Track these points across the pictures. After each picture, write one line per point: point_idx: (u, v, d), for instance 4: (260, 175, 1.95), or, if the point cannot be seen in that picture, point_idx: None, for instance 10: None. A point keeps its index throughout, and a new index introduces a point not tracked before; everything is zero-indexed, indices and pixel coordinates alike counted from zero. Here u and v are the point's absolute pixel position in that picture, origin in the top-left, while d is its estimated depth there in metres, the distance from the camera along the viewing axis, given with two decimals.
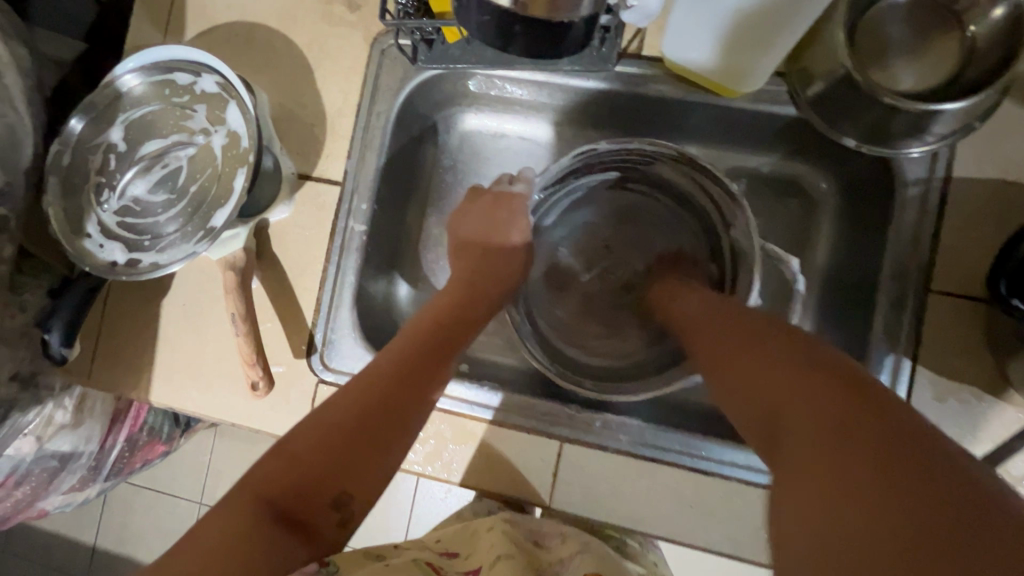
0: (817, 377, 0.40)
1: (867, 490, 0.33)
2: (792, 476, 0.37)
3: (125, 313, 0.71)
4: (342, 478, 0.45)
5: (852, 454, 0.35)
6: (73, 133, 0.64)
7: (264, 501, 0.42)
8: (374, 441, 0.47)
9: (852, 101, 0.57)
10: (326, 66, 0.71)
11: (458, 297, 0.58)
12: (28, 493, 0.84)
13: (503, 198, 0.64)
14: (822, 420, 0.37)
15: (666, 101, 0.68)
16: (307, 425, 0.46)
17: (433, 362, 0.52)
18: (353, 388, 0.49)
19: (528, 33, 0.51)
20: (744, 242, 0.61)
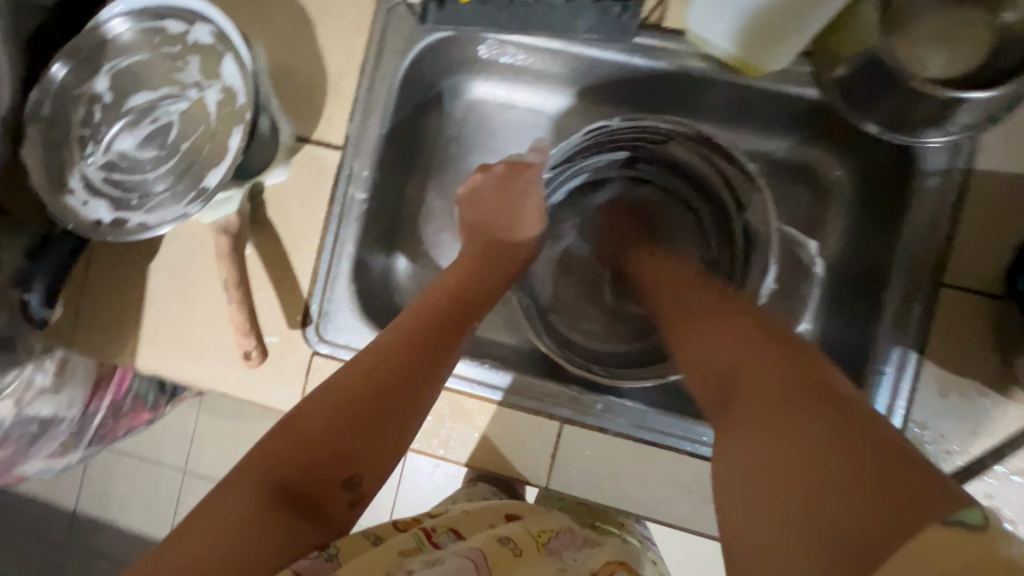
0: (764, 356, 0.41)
1: (811, 453, 0.34)
2: (742, 449, 0.38)
3: (110, 276, 0.68)
4: (355, 455, 0.45)
5: (799, 421, 0.36)
6: (55, 79, 0.60)
7: (277, 480, 0.42)
8: (384, 417, 0.46)
9: (877, 83, 0.56)
10: (329, 21, 0.67)
11: (473, 270, 0.56)
12: (7, 458, 0.81)
13: (521, 166, 0.60)
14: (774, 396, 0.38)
15: (684, 76, 0.65)
16: (312, 399, 0.45)
17: (443, 339, 0.50)
18: (359, 367, 0.47)
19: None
20: (760, 228, 0.59)
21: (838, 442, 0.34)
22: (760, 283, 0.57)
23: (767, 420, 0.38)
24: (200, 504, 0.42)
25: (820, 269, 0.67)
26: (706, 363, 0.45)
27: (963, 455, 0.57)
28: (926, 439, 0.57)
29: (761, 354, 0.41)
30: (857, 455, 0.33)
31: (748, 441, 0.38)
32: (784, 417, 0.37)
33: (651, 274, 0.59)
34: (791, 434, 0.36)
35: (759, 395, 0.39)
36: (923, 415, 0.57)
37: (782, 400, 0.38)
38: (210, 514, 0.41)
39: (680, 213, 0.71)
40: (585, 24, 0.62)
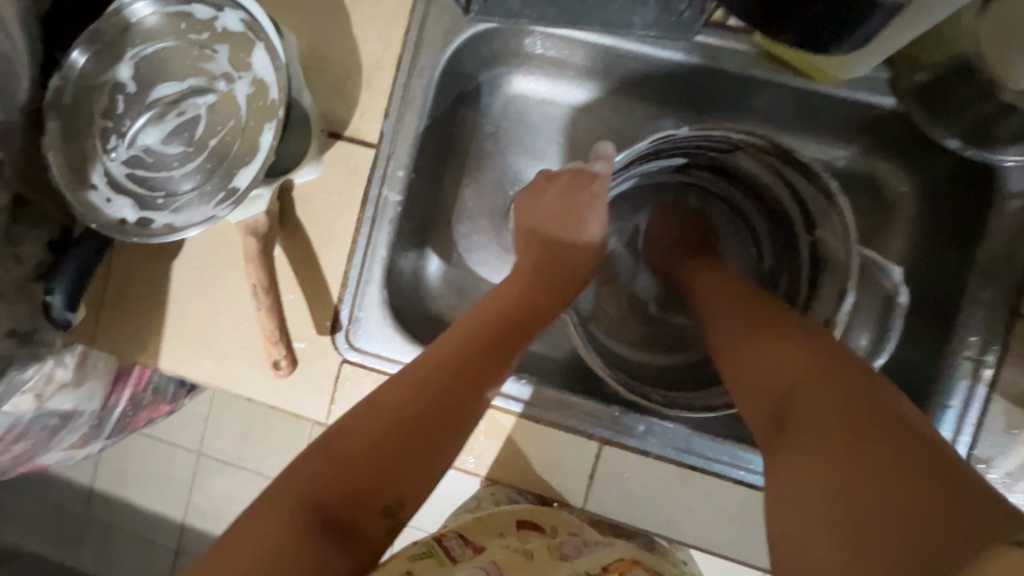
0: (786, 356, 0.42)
1: (868, 475, 0.33)
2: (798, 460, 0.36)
3: (131, 273, 0.65)
4: (392, 478, 0.40)
5: (857, 441, 0.34)
6: (75, 68, 0.56)
7: (318, 505, 0.38)
8: (429, 438, 0.41)
9: (966, 93, 0.52)
10: (365, 8, 0.63)
11: (521, 290, 0.52)
12: (28, 449, 0.80)
13: (583, 178, 0.55)
14: (826, 403, 0.37)
15: (745, 78, 0.61)
16: (352, 422, 0.41)
17: (493, 356, 0.46)
18: (405, 384, 0.42)
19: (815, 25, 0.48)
20: (832, 247, 0.55)
21: (899, 467, 0.32)
22: (832, 308, 0.53)
23: (822, 427, 0.36)
24: (237, 522, 0.38)
25: (906, 300, 0.54)
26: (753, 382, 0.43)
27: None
28: (991, 478, 0.54)
29: (817, 371, 0.39)
30: (908, 457, 0.32)
31: (799, 459, 0.36)
32: (831, 422, 0.36)
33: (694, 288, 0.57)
34: (853, 458, 0.34)
35: (811, 413, 0.37)
36: (990, 453, 0.54)
37: (838, 408, 0.36)
38: (252, 534, 0.37)
39: (733, 224, 0.67)
40: (643, 20, 0.58)
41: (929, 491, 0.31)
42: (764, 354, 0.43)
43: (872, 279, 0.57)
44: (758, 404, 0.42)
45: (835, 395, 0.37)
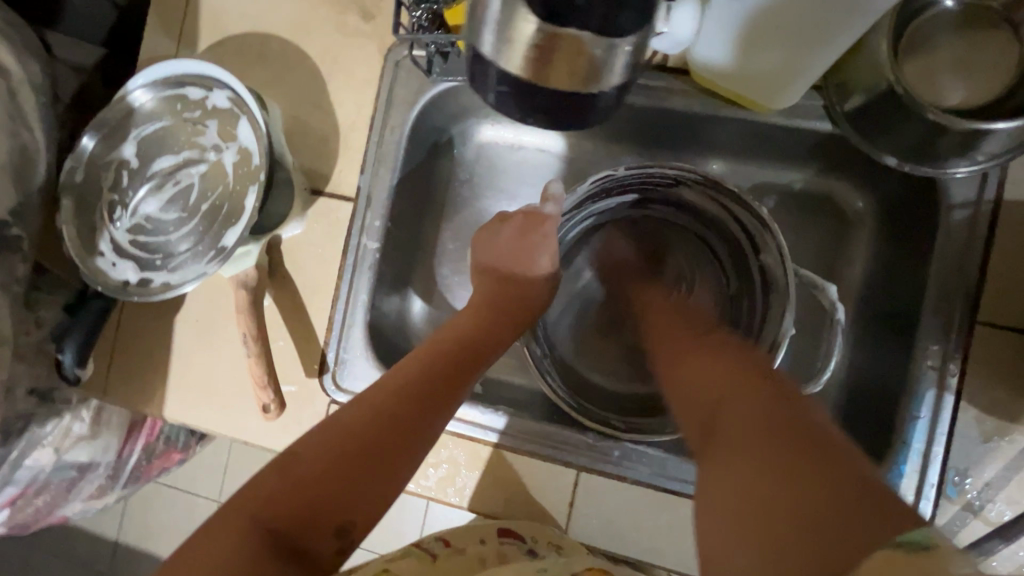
0: (739, 369, 0.46)
1: (782, 465, 0.37)
2: (724, 458, 0.40)
3: (138, 330, 0.71)
4: (346, 502, 0.42)
5: (780, 436, 0.39)
6: (85, 151, 0.63)
7: (267, 521, 0.40)
8: (379, 463, 0.44)
9: (894, 119, 0.54)
10: (340, 77, 0.69)
11: (479, 321, 0.55)
12: (48, 502, 0.84)
13: (536, 219, 0.60)
14: (762, 418, 0.41)
15: (693, 115, 0.64)
16: (305, 446, 0.44)
17: (447, 383, 0.49)
18: (362, 409, 0.45)
19: (549, 104, 0.49)
20: (776, 270, 0.59)
21: (800, 471, 0.37)
22: (778, 325, 0.57)
23: (755, 432, 0.40)
24: (187, 543, 0.40)
25: (843, 316, 0.58)
26: (693, 391, 0.47)
27: (1009, 504, 0.53)
28: (968, 489, 0.54)
29: (753, 387, 0.44)
30: (823, 475, 0.36)
31: (723, 461, 0.40)
32: (761, 431, 0.40)
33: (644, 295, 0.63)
34: (772, 460, 0.38)
35: (736, 410, 0.42)
36: (964, 462, 0.54)
37: (774, 422, 0.40)
38: (201, 549, 0.40)
39: (696, 252, 0.70)
40: None
41: (819, 486, 0.35)
42: (706, 365, 0.48)
43: (814, 303, 0.65)
44: (694, 402, 0.47)
45: (765, 405, 0.42)
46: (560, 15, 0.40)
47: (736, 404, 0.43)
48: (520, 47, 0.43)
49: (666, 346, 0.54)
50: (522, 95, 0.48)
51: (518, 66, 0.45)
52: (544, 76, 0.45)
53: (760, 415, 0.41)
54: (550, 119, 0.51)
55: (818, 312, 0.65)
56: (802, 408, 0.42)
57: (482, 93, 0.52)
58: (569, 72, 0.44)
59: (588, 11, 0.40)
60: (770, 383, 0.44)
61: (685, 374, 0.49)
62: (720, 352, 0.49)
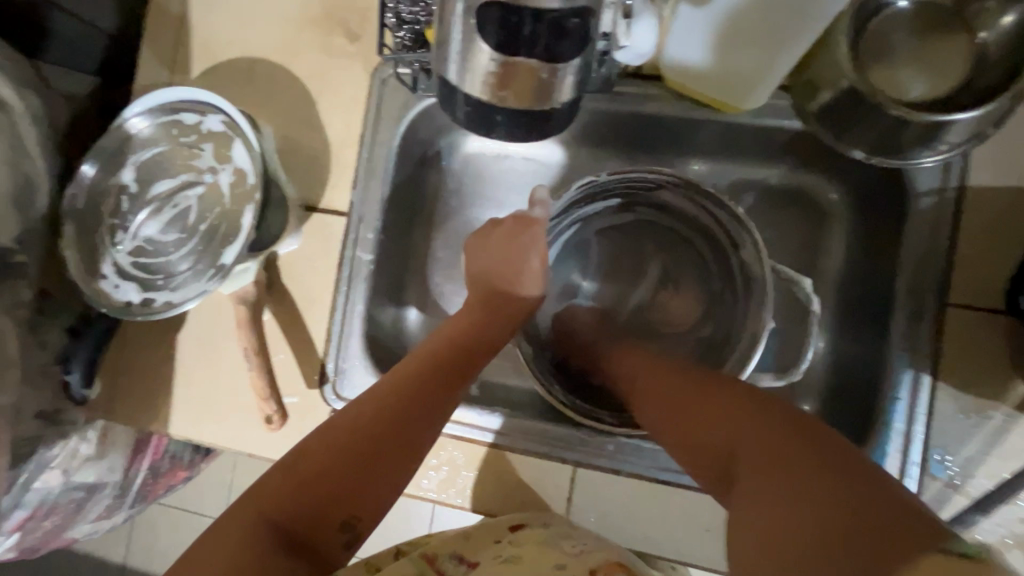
0: (729, 405, 0.46)
1: (800, 504, 0.38)
2: (745, 509, 0.41)
3: (141, 350, 0.73)
4: (351, 498, 0.44)
5: (789, 478, 0.39)
6: (86, 178, 0.66)
7: (273, 518, 0.42)
8: (382, 458, 0.46)
9: (858, 115, 0.56)
10: (329, 97, 0.72)
11: (473, 320, 0.58)
12: (57, 523, 0.85)
13: (524, 222, 0.61)
14: (769, 458, 0.41)
15: (670, 119, 0.67)
16: (311, 442, 0.46)
17: (441, 383, 0.51)
18: (362, 410, 0.47)
19: (510, 121, 0.53)
20: (756, 266, 0.62)
21: (813, 502, 0.37)
22: (759, 318, 0.59)
23: (767, 478, 0.41)
24: (203, 536, 0.42)
25: (817, 306, 0.61)
26: (693, 442, 0.48)
27: (990, 479, 0.55)
28: (949, 466, 0.56)
29: (750, 423, 0.44)
30: (832, 500, 0.37)
31: (746, 511, 0.41)
32: (774, 470, 0.40)
33: (623, 358, 0.61)
34: (793, 495, 0.38)
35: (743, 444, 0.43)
36: (944, 441, 0.56)
37: (772, 458, 0.41)
38: (215, 546, 0.41)
39: (682, 250, 0.72)
40: None
41: (840, 518, 0.36)
42: (692, 415, 0.48)
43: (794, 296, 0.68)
44: (701, 453, 0.47)
45: (771, 440, 0.42)
46: (510, 41, 0.44)
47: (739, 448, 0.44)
48: (479, 73, 0.47)
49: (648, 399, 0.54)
50: (484, 114, 0.52)
51: (480, 90, 0.49)
52: (514, 87, 0.47)
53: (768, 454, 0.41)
54: (508, 131, 0.54)
55: (799, 307, 0.68)
56: (796, 429, 0.42)
57: (449, 112, 0.55)
58: (523, 91, 0.48)
59: (533, 39, 0.44)
60: (758, 411, 0.45)
61: (677, 425, 0.49)
62: (703, 387, 0.50)
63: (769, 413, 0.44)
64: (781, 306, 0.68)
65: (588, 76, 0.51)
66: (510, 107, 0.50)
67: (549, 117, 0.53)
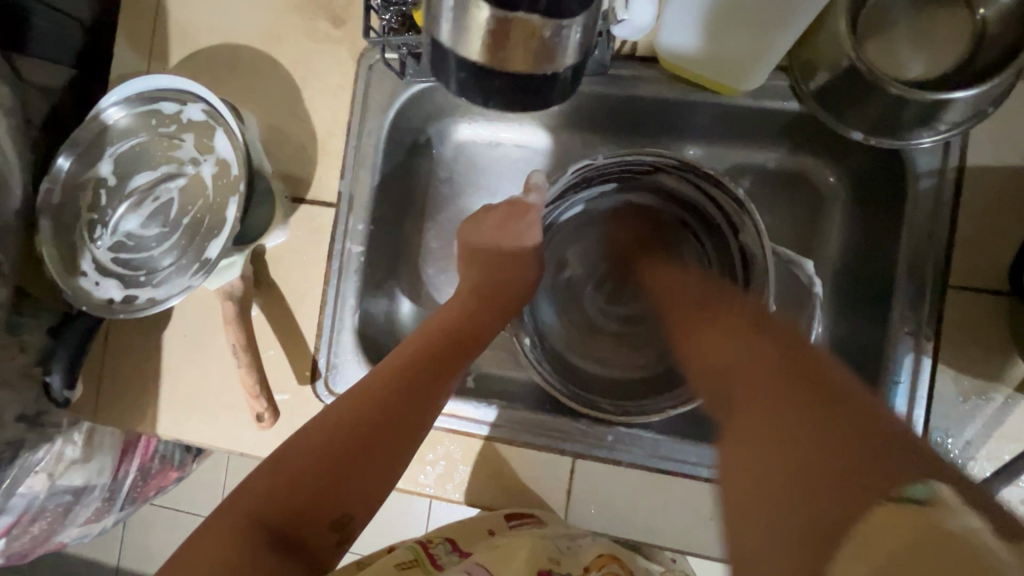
0: (765, 345, 0.47)
1: (804, 429, 0.38)
2: (748, 425, 0.42)
3: (124, 349, 0.71)
4: (342, 493, 0.43)
5: (800, 408, 0.40)
6: (61, 171, 0.63)
7: (262, 518, 0.41)
8: (374, 452, 0.45)
9: (858, 95, 0.55)
10: (314, 84, 0.70)
11: (467, 309, 0.56)
12: (44, 528, 0.83)
13: (519, 209, 0.61)
14: (784, 387, 0.42)
15: (666, 102, 0.65)
16: (302, 436, 0.44)
17: (436, 375, 0.50)
18: (354, 400, 0.46)
19: (508, 91, 0.50)
20: (756, 249, 0.62)
21: (816, 437, 0.38)
22: (761, 302, 0.59)
23: (781, 402, 0.41)
24: (191, 536, 0.40)
25: (820, 289, 0.63)
26: (717, 368, 0.49)
27: (991, 462, 0.55)
28: (950, 449, 0.55)
29: (779, 361, 0.44)
30: (836, 437, 0.37)
31: (748, 428, 0.41)
32: (787, 399, 0.41)
33: (674, 280, 0.64)
34: (798, 425, 0.39)
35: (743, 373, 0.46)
36: (945, 424, 0.56)
37: (792, 386, 0.42)
38: (201, 544, 0.39)
39: (679, 235, 0.72)
40: None
41: (836, 451, 0.36)
42: (729, 342, 0.49)
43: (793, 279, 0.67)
44: (721, 380, 0.48)
45: (800, 376, 0.42)
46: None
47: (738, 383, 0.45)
48: (477, 34, 0.45)
49: (685, 330, 0.55)
50: (481, 81, 0.49)
51: (477, 53, 0.46)
52: (507, 54, 0.46)
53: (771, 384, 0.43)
54: (507, 107, 0.52)
55: None
56: (825, 377, 0.42)
57: (443, 83, 0.53)
58: (525, 52, 0.45)
59: None
60: (788, 355, 0.45)
61: (707, 352, 0.51)
62: (745, 328, 0.50)
63: (802, 360, 0.44)
64: (782, 292, 0.68)
65: (590, 44, 0.49)
66: (510, 72, 0.47)
67: (548, 88, 0.50)
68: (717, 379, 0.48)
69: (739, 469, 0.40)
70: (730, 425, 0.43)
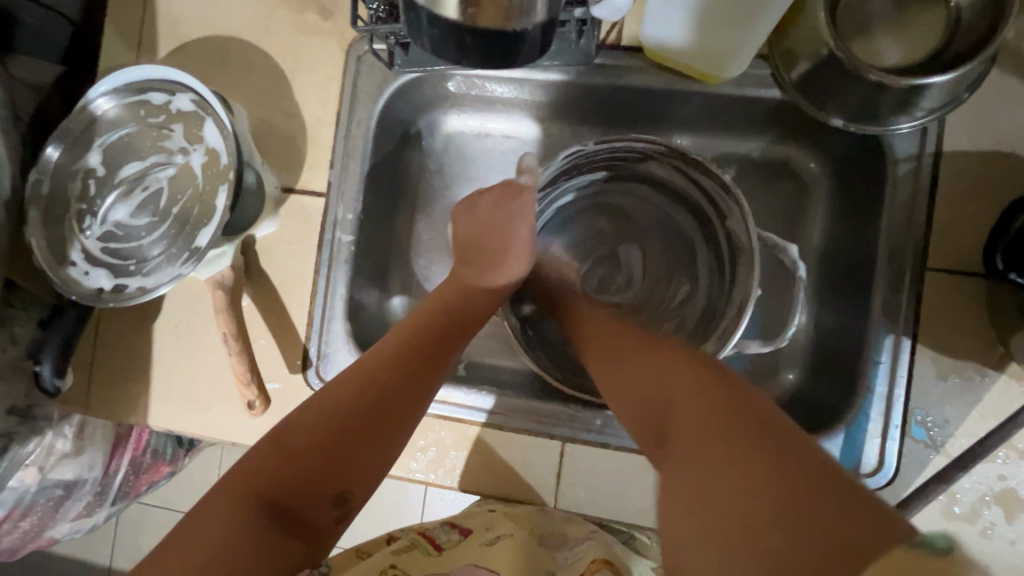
0: (682, 374, 0.45)
1: (737, 475, 0.38)
2: (684, 468, 0.41)
3: (115, 341, 0.71)
4: (341, 472, 0.44)
5: (731, 449, 0.39)
6: (50, 161, 0.63)
7: (262, 498, 0.41)
8: (372, 430, 0.45)
9: (837, 82, 0.56)
10: (303, 75, 0.70)
11: (463, 289, 0.57)
12: (35, 523, 0.83)
13: (513, 189, 0.61)
14: (707, 423, 0.41)
15: (651, 91, 0.67)
16: (301, 415, 0.45)
17: (432, 354, 0.50)
18: (352, 380, 0.47)
19: (482, 49, 0.51)
20: (741, 234, 0.62)
21: (755, 482, 0.37)
22: (748, 286, 0.59)
23: (709, 443, 0.40)
24: (191, 516, 0.41)
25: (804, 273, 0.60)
26: (638, 394, 0.47)
27: (970, 440, 0.56)
28: (931, 428, 0.57)
29: (701, 392, 0.43)
30: (769, 483, 0.36)
31: (682, 471, 0.41)
32: (717, 440, 0.40)
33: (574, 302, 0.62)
34: (734, 468, 0.38)
35: (692, 434, 0.41)
36: (925, 403, 0.57)
37: (717, 425, 0.40)
38: (201, 525, 0.40)
39: (671, 227, 0.73)
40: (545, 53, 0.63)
41: (771, 499, 0.36)
42: (641, 368, 0.48)
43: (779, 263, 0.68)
44: (645, 409, 0.46)
45: (724, 409, 0.41)
46: None
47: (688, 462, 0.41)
48: None
49: (595, 351, 0.54)
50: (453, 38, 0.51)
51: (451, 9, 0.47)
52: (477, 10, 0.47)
53: (713, 420, 0.41)
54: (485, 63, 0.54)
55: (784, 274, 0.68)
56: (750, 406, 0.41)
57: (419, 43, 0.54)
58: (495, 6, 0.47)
59: None
60: (711, 386, 0.43)
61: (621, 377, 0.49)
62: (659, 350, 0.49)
63: (727, 391, 0.43)
64: (768, 277, 0.69)
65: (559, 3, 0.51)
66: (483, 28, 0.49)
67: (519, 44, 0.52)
68: (644, 407, 0.46)
69: (683, 523, 0.39)
70: (671, 468, 0.42)
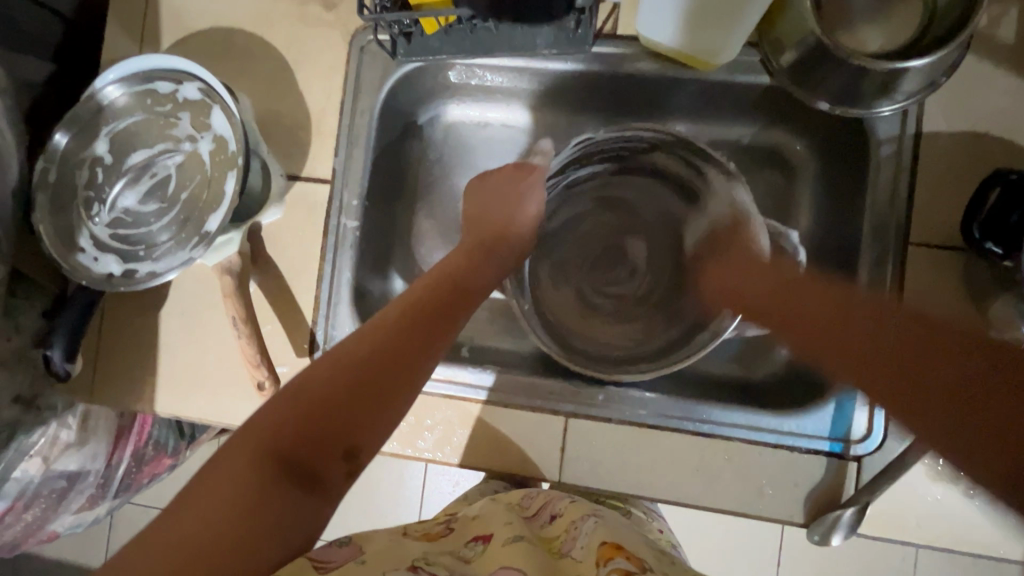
0: (883, 329, 0.58)
1: (964, 373, 0.50)
2: (888, 386, 0.56)
3: (121, 329, 0.71)
4: (349, 426, 0.45)
5: (954, 362, 0.52)
6: (57, 149, 0.64)
7: (275, 450, 0.42)
8: (381, 387, 0.47)
9: (824, 67, 0.58)
10: (307, 66, 0.72)
11: (465, 259, 0.59)
12: (39, 515, 0.83)
13: (524, 169, 0.65)
14: (935, 354, 0.53)
15: (647, 78, 0.69)
16: (314, 371, 0.46)
17: (437, 317, 0.52)
18: (362, 340, 0.48)
19: None
20: (740, 218, 0.66)
21: (1001, 377, 0.49)
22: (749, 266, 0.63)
23: (931, 365, 0.53)
24: (200, 472, 0.41)
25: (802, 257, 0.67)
26: (862, 349, 0.59)
27: None
28: None
29: (905, 338, 0.57)
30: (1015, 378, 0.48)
31: (909, 393, 0.54)
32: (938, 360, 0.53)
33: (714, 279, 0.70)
34: (968, 370, 0.50)
35: (897, 365, 0.56)
36: None
37: (944, 348, 0.53)
38: (212, 478, 0.40)
39: (671, 217, 0.76)
40: (545, 41, 0.66)
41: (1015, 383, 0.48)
42: (869, 330, 0.59)
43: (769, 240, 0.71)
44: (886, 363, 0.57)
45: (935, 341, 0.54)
46: None
47: (921, 355, 0.54)
48: None
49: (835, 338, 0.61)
50: None
51: None
52: None
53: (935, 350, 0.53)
54: None
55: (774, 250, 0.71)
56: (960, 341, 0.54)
57: None
58: None
59: None
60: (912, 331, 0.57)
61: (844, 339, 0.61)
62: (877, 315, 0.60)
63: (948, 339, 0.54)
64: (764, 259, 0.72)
65: None
66: None
67: None
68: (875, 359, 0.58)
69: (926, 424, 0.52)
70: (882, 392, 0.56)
